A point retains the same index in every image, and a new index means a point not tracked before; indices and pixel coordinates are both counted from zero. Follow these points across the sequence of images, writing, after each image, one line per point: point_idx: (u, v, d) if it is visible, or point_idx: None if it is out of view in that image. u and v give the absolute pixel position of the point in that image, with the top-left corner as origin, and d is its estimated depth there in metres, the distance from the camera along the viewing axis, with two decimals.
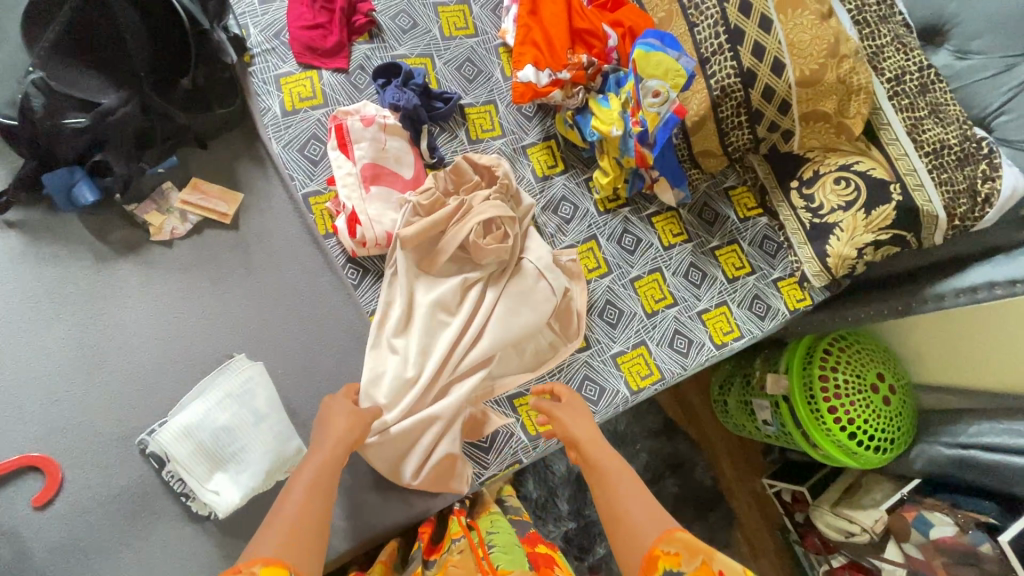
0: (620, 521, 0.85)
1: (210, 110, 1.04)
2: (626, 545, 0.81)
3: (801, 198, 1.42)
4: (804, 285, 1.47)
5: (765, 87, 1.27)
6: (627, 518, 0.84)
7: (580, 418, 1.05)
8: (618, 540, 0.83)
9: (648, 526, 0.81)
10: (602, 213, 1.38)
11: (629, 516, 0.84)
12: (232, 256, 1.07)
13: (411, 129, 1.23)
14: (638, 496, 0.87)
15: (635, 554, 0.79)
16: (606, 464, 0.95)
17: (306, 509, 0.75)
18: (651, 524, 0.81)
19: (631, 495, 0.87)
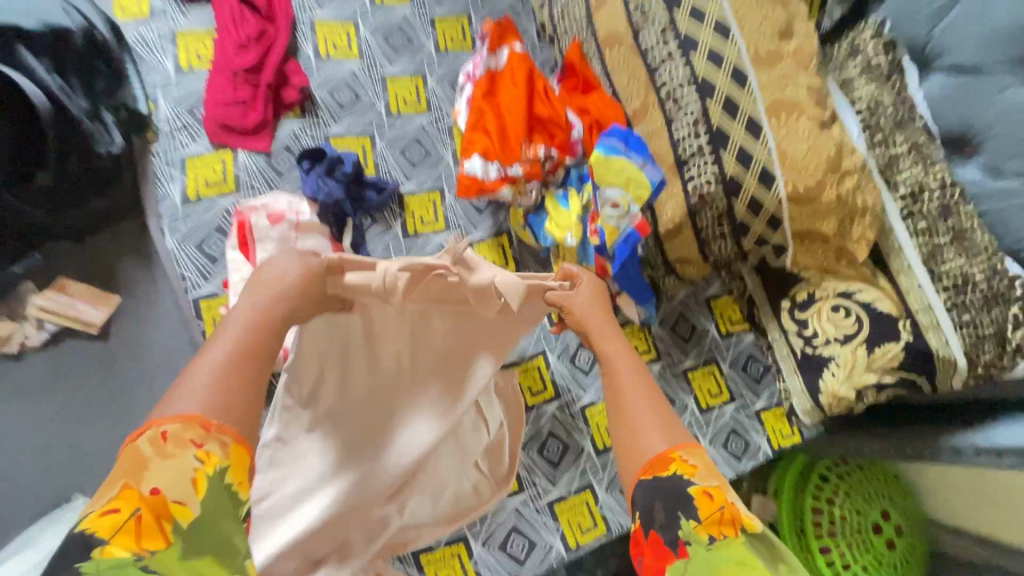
0: (625, 401, 0.76)
1: (81, 204, 0.96)
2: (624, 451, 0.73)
3: (793, 321, 1.20)
4: (793, 419, 1.26)
5: (751, 199, 1.08)
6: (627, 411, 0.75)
7: (597, 319, 0.84)
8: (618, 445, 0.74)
9: (656, 434, 0.71)
10: (555, 324, 1.19)
11: (634, 440, 0.72)
12: (99, 372, 0.95)
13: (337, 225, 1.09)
14: (652, 395, 0.75)
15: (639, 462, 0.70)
16: (613, 354, 0.80)
17: (226, 384, 0.60)
18: (659, 432, 0.71)
19: (638, 400, 0.74)
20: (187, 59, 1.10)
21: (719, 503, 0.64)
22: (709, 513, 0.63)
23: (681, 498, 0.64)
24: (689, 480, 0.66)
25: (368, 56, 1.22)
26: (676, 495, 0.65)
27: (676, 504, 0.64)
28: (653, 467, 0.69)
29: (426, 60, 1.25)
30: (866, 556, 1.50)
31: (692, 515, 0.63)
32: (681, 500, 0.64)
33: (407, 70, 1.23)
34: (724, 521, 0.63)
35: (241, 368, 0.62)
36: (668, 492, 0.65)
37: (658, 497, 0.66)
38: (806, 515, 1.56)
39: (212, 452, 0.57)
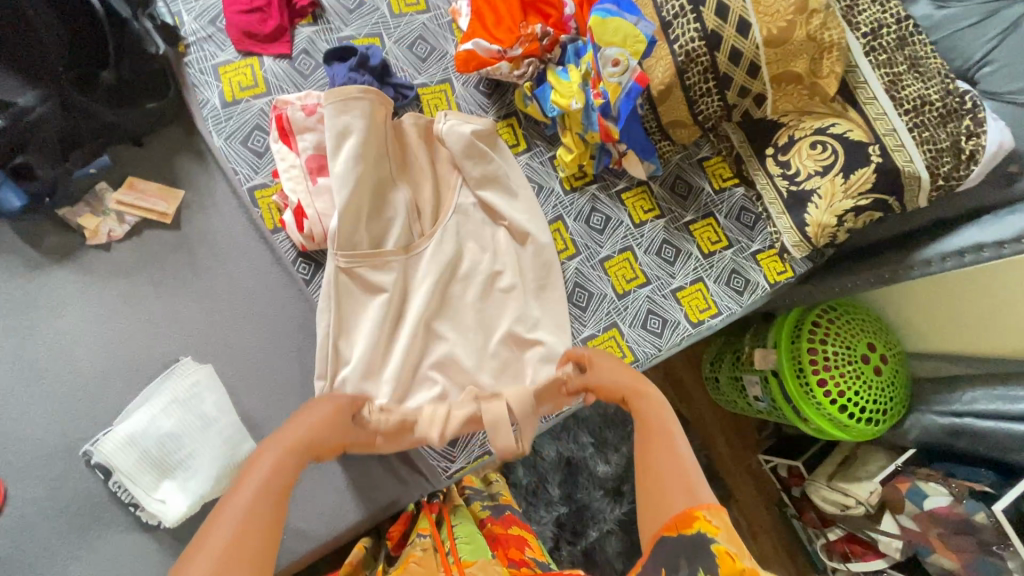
0: (655, 470, 0.86)
1: (139, 104, 1.01)
2: (652, 508, 0.82)
3: (777, 164, 1.35)
4: (785, 256, 1.41)
5: (732, 49, 1.20)
6: (665, 484, 0.83)
7: (613, 372, 1.03)
8: (650, 489, 0.85)
9: (683, 498, 0.79)
10: (568, 192, 1.32)
11: (675, 475, 0.83)
12: (174, 255, 1.03)
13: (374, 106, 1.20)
14: (687, 467, 0.85)
15: (666, 517, 0.78)
16: (643, 397, 0.99)
17: (266, 502, 0.73)
18: (686, 495, 0.79)
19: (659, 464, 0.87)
20: None
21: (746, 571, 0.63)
22: (731, 575, 0.64)
23: (704, 552, 0.67)
24: (712, 537, 0.69)
25: None
26: (698, 547, 0.69)
27: (693, 553, 0.68)
28: (677, 521, 0.75)
29: None
30: (858, 381, 1.70)
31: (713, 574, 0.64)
32: (703, 554, 0.67)
33: None
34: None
35: (289, 468, 0.78)
36: (689, 546, 0.70)
37: (680, 551, 0.70)
38: (803, 356, 1.76)
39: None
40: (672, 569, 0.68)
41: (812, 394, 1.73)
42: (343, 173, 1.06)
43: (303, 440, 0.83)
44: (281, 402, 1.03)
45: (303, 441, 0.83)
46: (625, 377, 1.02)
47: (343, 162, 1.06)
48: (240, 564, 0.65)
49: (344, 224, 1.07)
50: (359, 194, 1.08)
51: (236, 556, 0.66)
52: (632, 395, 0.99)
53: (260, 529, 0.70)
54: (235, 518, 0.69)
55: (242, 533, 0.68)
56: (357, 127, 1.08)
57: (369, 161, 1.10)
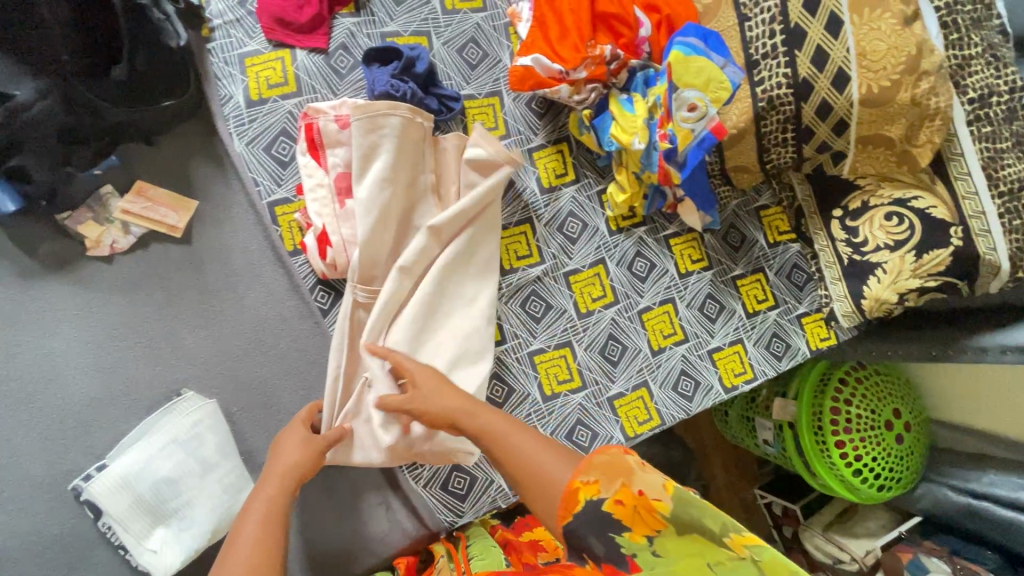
0: (534, 470, 0.74)
1: (154, 102, 0.89)
2: (542, 500, 0.73)
3: (843, 229, 1.24)
4: (831, 323, 1.32)
5: (822, 102, 1.06)
6: (548, 469, 0.74)
7: (431, 379, 0.88)
8: (529, 487, 0.74)
9: (562, 469, 0.73)
10: (614, 233, 1.21)
11: (543, 459, 0.75)
12: (182, 274, 0.94)
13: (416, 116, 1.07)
14: (540, 439, 0.78)
15: (555, 503, 0.71)
16: (456, 403, 0.86)
17: (272, 529, 0.73)
18: (565, 464, 0.74)
19: (546, 451, 0.76)
20: None
21: (632, 505, 0.64)
22: (630, 518, 0.64)
23: (607, 523, 0.65)
24: (596, 501, 0.66)
25: None
26: (594, 517, 0.66)
27: (603, 526, 0.66)
28: (567, 505, 0.69)
29: None
30: (881, 448, 1.61)
31: (620, 529, 0.65)
32: (605, 522, 0.65)
33: None
34: (646, 518, 0.63)
35: (285, 493, 0.79)
36: (591, 521, 0.66)
37: (585, 527, 0.67)
38: (825, 413, 1.65)
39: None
40: (593, 548, 0.67)
41: (829, 455, 1.64)
42: (371, 197, 0.96)
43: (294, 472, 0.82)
44: None
45: (290, 466, 0.82)
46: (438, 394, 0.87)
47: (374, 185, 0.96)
48: None
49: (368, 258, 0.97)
50: (386, 223, 0.98)
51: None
52: (455, 419, 0.84)
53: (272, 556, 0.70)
54: (244, 554, 0.69)
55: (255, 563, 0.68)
56: (390, 145, 0.97)
57: (400, 184, 0.99)
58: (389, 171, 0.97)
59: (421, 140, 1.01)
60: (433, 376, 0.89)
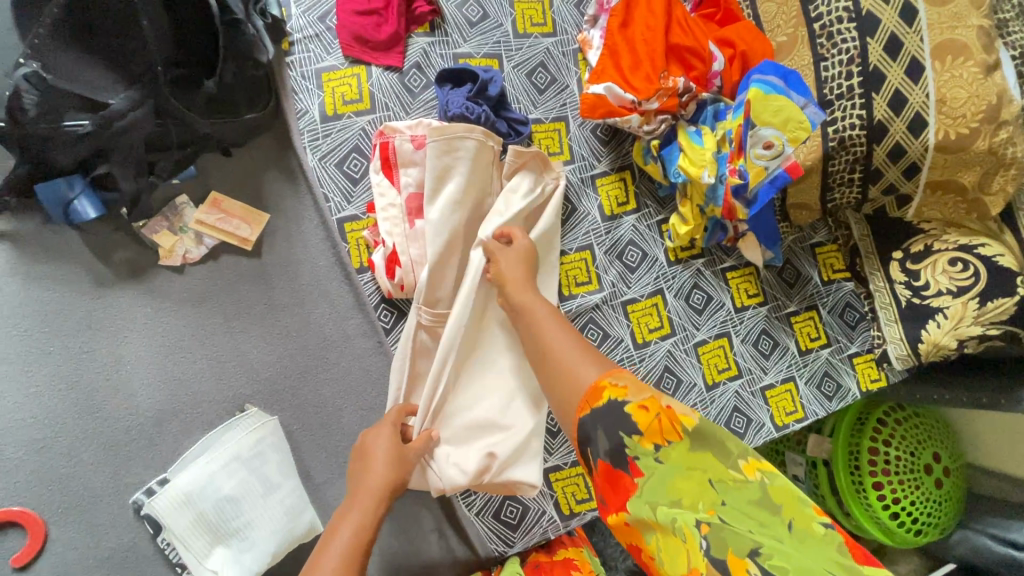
0: (552, 360, 0.73)
1: (237, 115, 0.89)
2: (563, 390, 0.70)
3: (903, 272, 1.22)
4: (883, 365, 1.30)
5: (895, 145, 1.05)
6: (570, 365, 0.71)
7: (518, 258, 0.92)
8: (549, 375, 0.72)
9: (588, 366, 0.70)
10: (672, 263, 1.20)
11: (568, 355, 0.72)
12: (251, 287, 0.93)
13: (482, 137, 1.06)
14: (573, 334, 0.76)
15: (576, 394, 0.68)
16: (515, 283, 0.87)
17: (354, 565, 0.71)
18: (590, 362, 0.70)
19: (562, 345, 0.74)
20: None
21: (656, 413, 0.61)
22: (647, 423, 0.61)
23: (621, 421, 0.62)
24: (622, 400, 0.63)
25: None
26: (612, 414, 0.63)
27: (618, 426, 0.62)
28: (589, 398, 0.66)
29: None
30: (919, 493, 1.55)
31: (633, 431, 0.61)
32: (622, 421, 0.62)
33: None
34: (665, 428, 0.60)
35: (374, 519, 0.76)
36: (606, 416, 0.63)
37: (598, 421, 0.64)
38: (862, 452, 1.61)
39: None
40: (597, 447, 0.64)
41: (865, 495, 1.59)
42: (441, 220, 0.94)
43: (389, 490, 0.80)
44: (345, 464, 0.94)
45: (389, 485, 0.80)
46: (516, 265, 0.90)
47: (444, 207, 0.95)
48: None
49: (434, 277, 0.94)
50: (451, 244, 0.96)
51: None
52: (508, 281, 0.88)
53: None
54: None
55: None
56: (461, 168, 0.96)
57: (468, 206, 0.98)
58: (460, 193, 0.96)
59: (490, 167, 1.00)
60: (521, 272, 0.90)
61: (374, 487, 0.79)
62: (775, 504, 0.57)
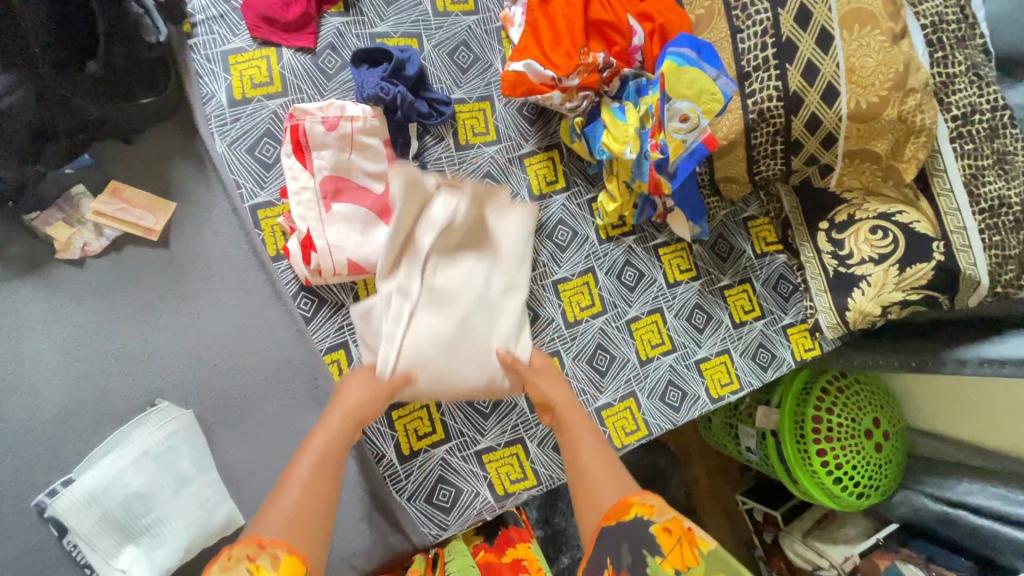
0: (585, 468, 0.85)
1: (133, 99, 0.86)
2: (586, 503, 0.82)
3: (829, 241, 1.25)
4: (816, 334, 1.33)
5: (811, 116, 1.07)
6: (599, 481, 0.83)
7: (551, 379, 0.97)
8: (581, 487, 0.84)
9: (612, 490, 0.81)
10: (603, 241, 1.20)
11: (598, 468, 0.84)
12: (158, 279, 0.90)
13: (400, 119, 1.05)
14: (603, 451, 0.87)
15: (605, 508, 0.79)
16: (560, 400, 0.95)
17: (315, 487, 0.73)
18: (615, 485, 0.82)
19: (598, 461, 0.85)
20: None
21: (677, 538, 0.73)
22: (670, 547, 0.72)
23: (647, 538, 0.73)
24: (649, 519, 0.74)
25: None
26: (637, 531, 0.74)
27: (642, 543, 0.73)
28: (617, 511, 0.78)
29: None
30: (859, 457, 1.59)
31: (657, 551, 0.72)
32: (646, 539, 0.73)
33: None
34: (685, 552, 0.72)
35: (343, 436, 0.81)
36: (632, 533, 0.74)
37: (622, 536, 0.74)
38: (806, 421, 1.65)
39: (264, 566, 0.63)
40: (620, 558, 0.73)
41: (810, 462, 1.63)
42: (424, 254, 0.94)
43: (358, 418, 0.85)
44: (268, 453, 0.93)
45: (357, 410, 0.85)
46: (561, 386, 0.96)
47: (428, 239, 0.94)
48: (306, 536, 0.68)
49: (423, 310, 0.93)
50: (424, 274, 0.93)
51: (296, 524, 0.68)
52: (555, 406, 0.94)
53: (316, 508, 0.71)
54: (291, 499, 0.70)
55: (300, 513, 0.69)
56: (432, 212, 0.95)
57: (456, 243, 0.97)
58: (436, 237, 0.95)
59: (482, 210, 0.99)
60: (563, 389, 0.96)
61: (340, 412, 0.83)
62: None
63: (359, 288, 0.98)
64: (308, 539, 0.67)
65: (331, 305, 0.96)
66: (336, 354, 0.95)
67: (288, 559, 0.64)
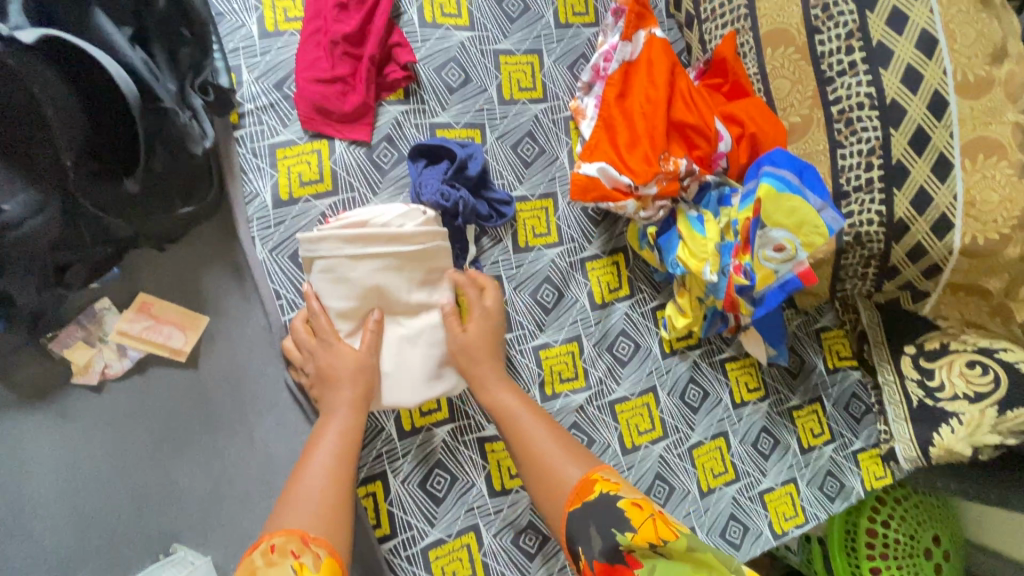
0: (535, 454, 0.80)
1: (171, 210, 0.77)
2: (547, 493, 0.77)
3: (916, 368, 1.12)
4: (889, 463, 1.21)
5: (915, 245, 0.95)
6: (555, 464, 0.78)
7: (486, 324, 0.88)
8: (538, 474, 0.79)
9: (572, 469, 0.77)
10: (667, 355, 1.09)
11: (550, 456, 0.79)
12: (185, 403, 0.81)
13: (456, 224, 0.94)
14: (549, 428, 0.84)
15: (565, 492, 0.75)
16: (486, 377, 0.87)
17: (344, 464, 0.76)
18: (576, 463, 0.78)
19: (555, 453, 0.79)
20: (272, 18, 0.90)
21: (649, 514, 0.65)
22: (641, 522, 0.64)
23: (611, 511, 0.67)
24: (614, 494, 0.69)
25: (480, 26, 1.03)
26: (601, 505, 0.69)
27: (610, 521, 0.66)
28: (580, 492, 0.73)
29: (544, 35, 1.08)
30: None
31: (626, 526, 0.64)
32: (614, 517, 0.66)
33: (522, 47, 1.06)
34: (659, 527, 0.63)
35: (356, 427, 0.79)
36: (597, 510, 0.69)
37: (590, 517, 0.69)
38: (860, 533, 1.39)
39: (308, 564, 0.64)
40: (591, 544, 0.67)
41: None
42: (343, 267, 0.83)
43: (365, 398, 0.81)
44: None
45: (360, 391, 0.81)
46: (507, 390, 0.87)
47: (314, 236, 0.81)
48: (338, 529, 0.69)
49: (389, 379, 0.85)
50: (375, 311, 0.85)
51: (326, 522, 0.68)
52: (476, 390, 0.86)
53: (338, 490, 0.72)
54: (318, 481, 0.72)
55: (326, 498, 0.71)
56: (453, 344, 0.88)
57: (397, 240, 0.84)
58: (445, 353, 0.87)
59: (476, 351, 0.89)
60: (485, 347, 0.87)
61: (343, 397, 0.80)
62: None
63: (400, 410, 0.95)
64: (339, 536, 0.69)
65: (371, 428, 0.93)
66: (372, 487, 0.91)
67: (328, 560, 0.65)
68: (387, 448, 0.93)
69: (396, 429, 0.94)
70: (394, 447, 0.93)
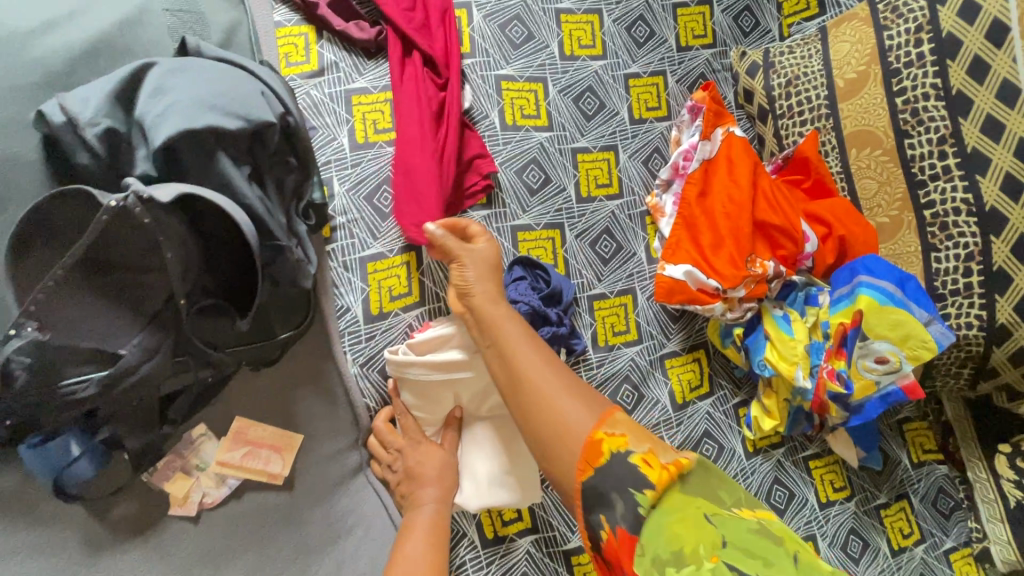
0: (526, 385, 0.64)
1: (272, 335, 0.76)
2: (550, 445, 0.61)
3: (1011, 468, 1.07)
4: (984, 565, 1.12)
5: (1019, 350, 0.91)
6: (552, 401, 0.62)
7: (483, 268, 0.75)
8: (536, 422, 0.62)
9: (580, 411, 0.61)
10: (751, 455, 1.05)
11: (548, 395, 0.63)
12: (277, 533, 0.78)
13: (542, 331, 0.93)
14: (551, 358, 0.67)
15: (569, 446, 0.60)
16: (507, 325, 0.70)
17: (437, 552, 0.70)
18: (580, 404, 0.61)
19: (561, 387, 0.63)
20: (363, 130, 0.92)
21: (657, 466, 0.56)
22: (655, 474, 0.55)
23: (621, 470, 0.56)
24: (625, 451, 0.57)
25: (558, 126, 1.04)
26: (615, 469, 0.56)
27: (622, 483, 0.56)
28: (588, 456, 0.58)
29: (620, 131, 1.08)
30: None
31: (641, 484, 0.55)
32: (623, 472, 0.56)
33: (598, 144, 1.06)
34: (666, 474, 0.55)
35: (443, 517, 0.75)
36: (610, 475, 0.57)
37: (608, 483, 0.56)
38: None
39: None
40: (610, 513, 0.56)
41: None
42: (430, 387, 0.82)
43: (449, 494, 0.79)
44: None
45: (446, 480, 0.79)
46: (478, 280, 0.74)
47: (401, 361, 0.80)
48: None
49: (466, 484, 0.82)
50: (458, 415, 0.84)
51: None
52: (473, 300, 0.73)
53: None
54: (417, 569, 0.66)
55: None
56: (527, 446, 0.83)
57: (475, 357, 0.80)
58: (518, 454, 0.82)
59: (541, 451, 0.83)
60: (486, 281, 0.74)
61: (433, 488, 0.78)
62: (769, 545, 0.50)
63: (482, 516, 0.91)
64: None
65: (453, 534, 0.90)
66: None
67: None
68: (471, 557, 0.90)
69: (479, 537, 0.91)
70: (478, 557, 0.90)
